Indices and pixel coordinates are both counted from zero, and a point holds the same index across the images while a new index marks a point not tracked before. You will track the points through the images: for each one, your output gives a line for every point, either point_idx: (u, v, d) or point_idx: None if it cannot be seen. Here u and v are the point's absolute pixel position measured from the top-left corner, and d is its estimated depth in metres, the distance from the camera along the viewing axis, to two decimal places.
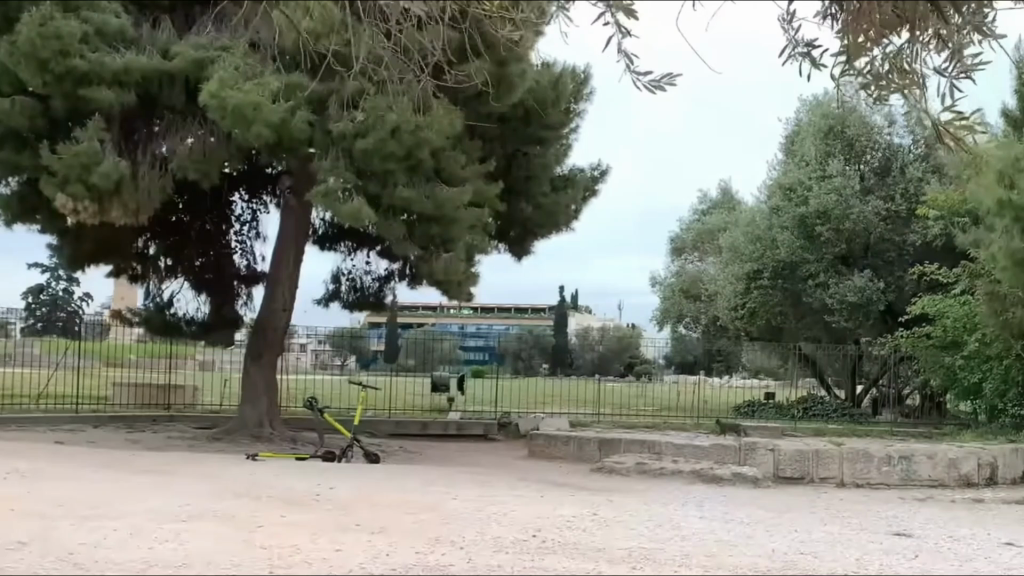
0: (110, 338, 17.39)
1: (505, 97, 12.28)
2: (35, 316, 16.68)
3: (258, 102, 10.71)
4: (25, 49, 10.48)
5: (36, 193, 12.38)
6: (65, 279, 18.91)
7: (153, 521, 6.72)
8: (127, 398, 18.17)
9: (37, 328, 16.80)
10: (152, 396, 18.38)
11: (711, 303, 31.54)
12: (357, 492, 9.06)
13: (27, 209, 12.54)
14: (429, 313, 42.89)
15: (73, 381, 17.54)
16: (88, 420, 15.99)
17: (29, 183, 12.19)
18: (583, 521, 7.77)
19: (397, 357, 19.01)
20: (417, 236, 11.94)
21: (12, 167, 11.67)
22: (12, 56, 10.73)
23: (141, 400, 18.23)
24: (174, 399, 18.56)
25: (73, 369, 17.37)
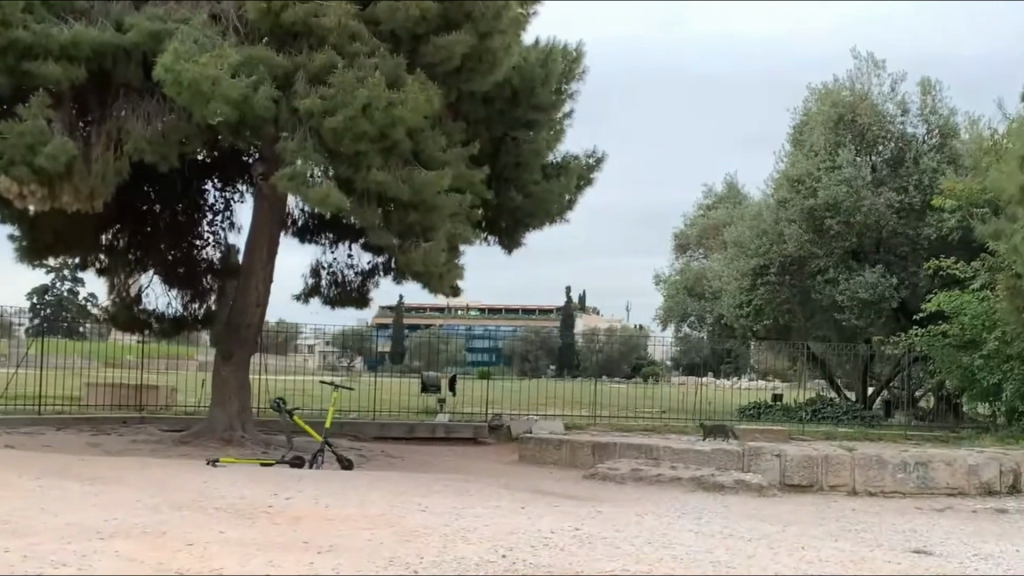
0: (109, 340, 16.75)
1: (488, 76, 11.41)
2: (39, 314, 15.64)
3: (216, 76, 9.87)
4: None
5: None
6: (69, 279, 18.07)
7: (58, 545, 5.91)
8: (99, 399, 17.27)
9: (40, 327, 15.72)
10: (126, 398, 17.37)
11: (716, 300, 30.51)
12: (314, 503, 8.21)
13: None
14: (430, 315, 41.91)
15: (37, 382, 16.72)
16: (52, 421, 15.21)
17: None
18: (562, 538, 6.89)
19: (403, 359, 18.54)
20: (394, 224, 11.00)
21: None
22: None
23: (114, 400, 17.27)
24: (147, 400, 17.53)
25: (35, 369, 16.48)
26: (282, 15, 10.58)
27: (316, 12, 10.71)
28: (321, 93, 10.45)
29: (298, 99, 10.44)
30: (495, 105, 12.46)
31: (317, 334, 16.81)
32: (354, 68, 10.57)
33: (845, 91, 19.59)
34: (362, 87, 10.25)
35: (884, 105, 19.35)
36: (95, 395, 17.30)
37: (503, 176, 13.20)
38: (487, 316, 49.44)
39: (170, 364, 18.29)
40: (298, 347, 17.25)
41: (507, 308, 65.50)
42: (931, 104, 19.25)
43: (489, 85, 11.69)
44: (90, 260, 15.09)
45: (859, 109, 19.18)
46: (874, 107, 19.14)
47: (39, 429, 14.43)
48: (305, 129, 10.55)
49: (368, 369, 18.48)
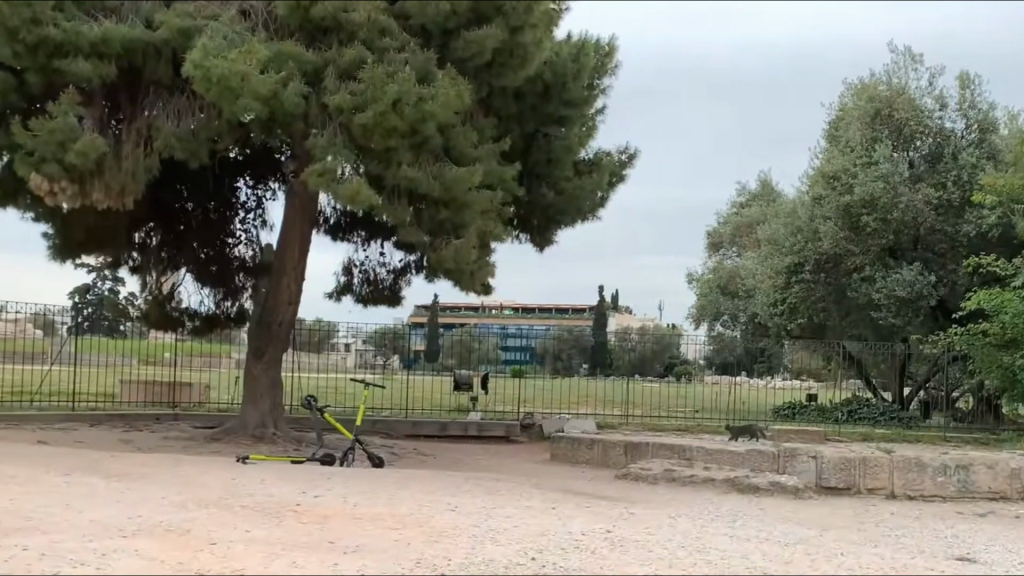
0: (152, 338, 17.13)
1: (519, 70, 11.27)
2: (82, 315, 15.59)
3: (246, 72, 9.79)
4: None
5: (15, 179, 11.75)
6: (110, 278, 18.05)
7: (78, 548, 5.79)
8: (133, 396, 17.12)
9: (83, 327, 15.73)
10: (160, 394, 17.10)
11: (750, 299, 30.20)
12: (342, 502, 8.10)
13: (7, 195, 11.92)
14: (460, 313, 41.77)
15: (72, 380, 16.82)
16: (86, 419, 15.22)
17: (10, 166, 11.58)
18: (594, 540, 6.73)
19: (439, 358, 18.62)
20: (425, 221, 10.88)
21: None
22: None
23: (147, 397, 17.04)
24: (181, 397, 17.29)
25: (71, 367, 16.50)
26: (311, 10, 10.48)
27: (345, 7, 10.60)
28: (350, 89, 10.34)
29: (328, 95, 10.34)
30: (527, 101, 12.33)
31: (352, 333, 16.74)
32: (384, 63, 10.45)
33: (881, 85, 19.29)
34: (392, 82, 10.11)
35: (922, 99, 19.02)
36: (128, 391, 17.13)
37: (535, 173, 13.06)
38: (520, 315, 49.27)
39: (206, 360, 18.39)
40: (337, 345, 17.28)
41: (539, 307, 65.29)
42: (970, 98, 18.90)
43: (520, 80, 11.55)
44: (123, 259, 15.11)
45: (896, 104, 18.85)
46: (912, 102, 18.79)
47: (73, 426, 14.45)
48: (335, 125, 10.45)
49: (404, 368, 18.06)
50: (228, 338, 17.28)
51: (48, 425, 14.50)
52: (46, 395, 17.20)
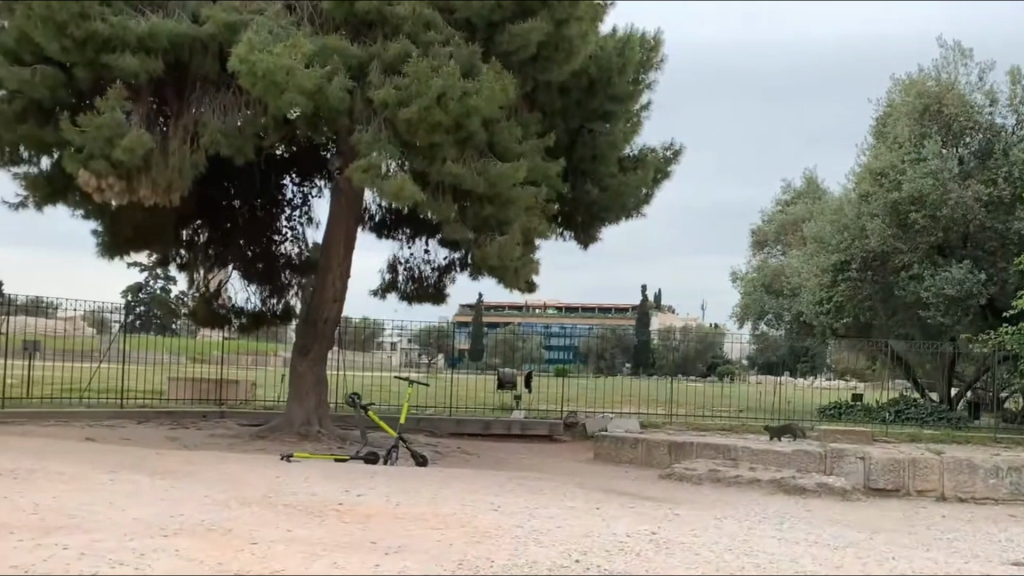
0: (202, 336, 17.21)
1: (564, 65, 11.15)
2: (135, 313, 15.73)
3: (291, 66, 9.75)
4: (41, 13, 9.96)
5: (65, 176, 11.80)
6: (160, 277, 18.11)
7: (118, 548, 5.75)
8: (180, 393, 17.27)
9: (135, 324, 15.85)
10: (207, 391, 17.27)
11: (795, 298, 29.88)
12: (384, 501, 8.03)
13: (57, 193, 11.96)
14: (502, 312, 41.66)
15: (120, 377, 16.94)
16: (134, 415, 15.29)
17: (60, 163, 11.62)
18: (639, 542, 6.63)
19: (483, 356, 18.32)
20: (470, 218, 10.81)
21: (39, 144, 11.08)
22: (29, 20, 10.17)
23: (195, 394, 17.20)
24: (227, 394, 17.47)
25: (120, 364, 16.65)
26: (356, 4, 10.43)
27: (390, 1, 10.55)
28: (395, 83, 10.26)
29: (373, 89, 10.27)
30: (572, 96, 12.22)
31: (399, 332, 16.63)
32: (428, 57, 10.38)
33: (930, 81, 19.01)
34: (436, 77, 10.03)
35: (972, 95, 18.72)
36: (176, 388, 17.29)
37: (580, 169, 12.95)
38: (563, 314, 49.10)
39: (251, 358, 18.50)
40: (382, 344, 17.26)
41: (581, 306, 65.08)
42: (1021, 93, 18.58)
43: (565, 75, 11.44)
44: (170, 256, 15.15)
45: (945, 99, 18.58)
46: (961, 97, 18.51)
47: (121, 423, 14.51)
48: (380, 120, 10.38)
49: (448, 367, 17.95)
50: (274, 336, 17.32)
51: (98, 421, 14.59)
52: (95, 394, 17.28)
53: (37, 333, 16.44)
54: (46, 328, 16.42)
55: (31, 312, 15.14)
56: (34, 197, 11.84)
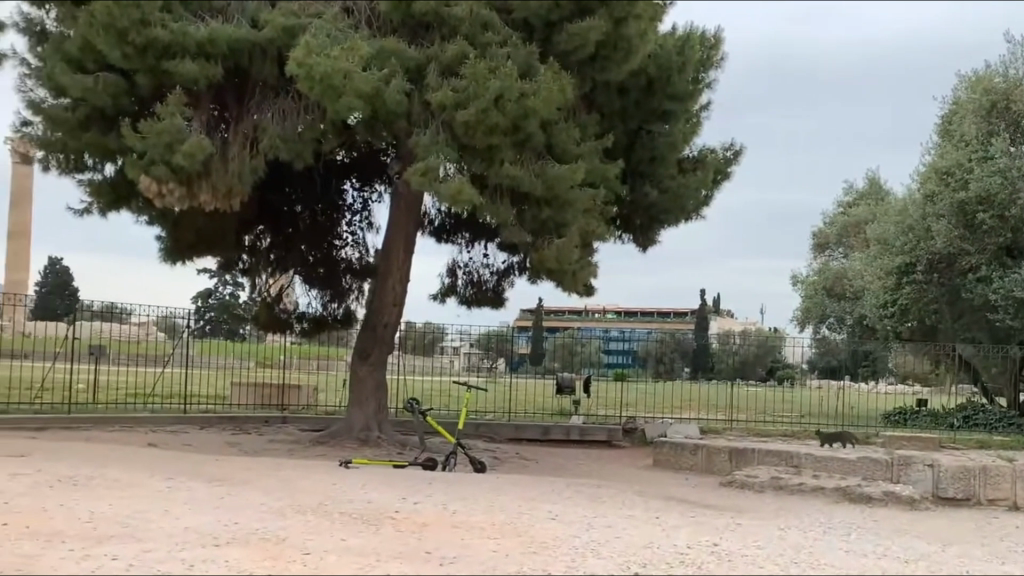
0: (270, 342, 17.18)
1: (624, 64, 10.97)
2: (203, 319, 15.80)
3: (348, 70, 9.67)
4: (103, 20, 9.94)
5: (128, 182, 11.80)
6: (228, 283, 18.15)
7: (168, 560, 5.65)
8: (244, 398, 17.28)
9: (203, 330, 15.91)
10: (270, 396, 17.26)
11: (857, 301, 29.39)
12: (440, 509, 7.90)
13: (120, 199, 11.97)
14: (559, 316, 41.46)
15: (184, 382, 17.00)
16: (198, 421, 15.30)
17: (122, 170, 11.62)
18: (702, 554, 6.44)
19: (543, 361, 18.16)
20: (528, 221, 10.65)
21: (102, 151, 11.08)
22: (91, 27, 10.16)
23: (258, 399, 17.21)
24: (289, 399, 17.43)
25: (184, 369, 16.71)
26: (413, 5, 10.32)
27: (447, 2, 10.43)
28: (453, 84, 10.14)
29: (430, 92, 10.15)
30: (631, 96, 12.03)
31: (461, 336, 16.35)
32: (486, 57, 10.25)
33: (997, 78, 18.56)
34: (494, 77, 9.90)
35: None
36: (240, 394, 17.28)
37: (639, 171, 12.76)
38: (622, 319, 48.76)
39: (313, 363, 18.57)
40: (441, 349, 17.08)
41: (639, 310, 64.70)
42: None
43: (625, 74, 11.27)
44: (234, 261, 15.15)
45: (1013, 95, 18.17)
46: None
47: (183, 428, 14.52)
48: (437, 123, 10.26)
49: (508, 371, 17.75)
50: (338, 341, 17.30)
51: (162, 426, 14.63)
52: (159, 398, 17.28)
53: (107, 338, 16.45)
54: (116, 334, 16.44)
55: (102, 318, 15.16)
56: (98, 203, 11.86)
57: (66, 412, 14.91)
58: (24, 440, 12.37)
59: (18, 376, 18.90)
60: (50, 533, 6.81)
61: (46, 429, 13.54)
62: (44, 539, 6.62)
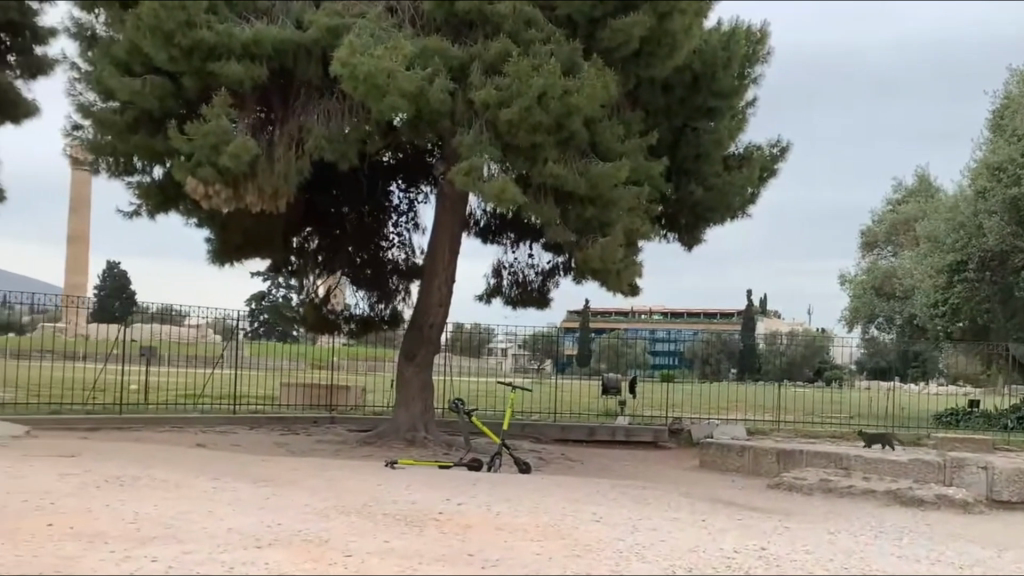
0: (321, 343, 17.12)
1: (669, 60, 10.83)
2: (258, 321, 15.88)
3: (391, 69, 9.60)
4: (149, 23, 9.95)
5: (177, 185, 11.80)
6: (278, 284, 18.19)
7: (210, 563, 5.59)
8: (294, 399, 17.31)
9: (255, 331, 15.96)
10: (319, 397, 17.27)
11: (907, 300, 29.03)
12: (484, 510, 7.81)
13: (168, 201, 11.97)
14: (606, 316, 41.33)
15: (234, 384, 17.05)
16: (247, 421, 15.34)
17: (170, 172, 11.62)
18: (749, 559, 6.29)
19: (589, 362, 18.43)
20: (572, 220, 10.54)
21: (150, 154, 11.08)
22: (138, 30, 10.16)
23: (307, 400, 17.24)
24: (339, 400, 17.26)
25: (235, 370, 16.78)
26: (456, 4, 10.25)
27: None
28: (497, 83, 10.05)
29: (474, 91, 10.07)
30: (676, 93, 11.90)
31: (511, 338, 16.24)
32: (530, 55, 10.13)
33: None
34: (537, 75, 9.80)
35: None
36: (290, 395, 17.30)
37: (684, 169, 12.63)
38: (668, 319, 48.50)
39: (362, 364, 18.56)
40: (490, 352, 16.80)
41: (686, 311, 64.43)
42: None
43: (670, 71, 11.13)
44: (282, 264, 15.14)
45: None
46: None
47: (232, 429, 14.56)
48: (481, 122, 10.16)
49: (555, 373, 17.60)
50: (388, 342, 17.28)
51: (212, 426, 14.68)
52: (210, 399, 17.34)
53: (160, 339, 16.54)
54: (169, 336, 16.53)
55: (157, 320, 15.27)
56: (147, 206, 11.87)
57: (117, 413, 14.99)
58: (75, 440, 12.44)
59: (71, 377, 19.05)
60: (93, 534, 6.78)
61: (98, 429, 13.63)
62: (87, 540, 6.59)
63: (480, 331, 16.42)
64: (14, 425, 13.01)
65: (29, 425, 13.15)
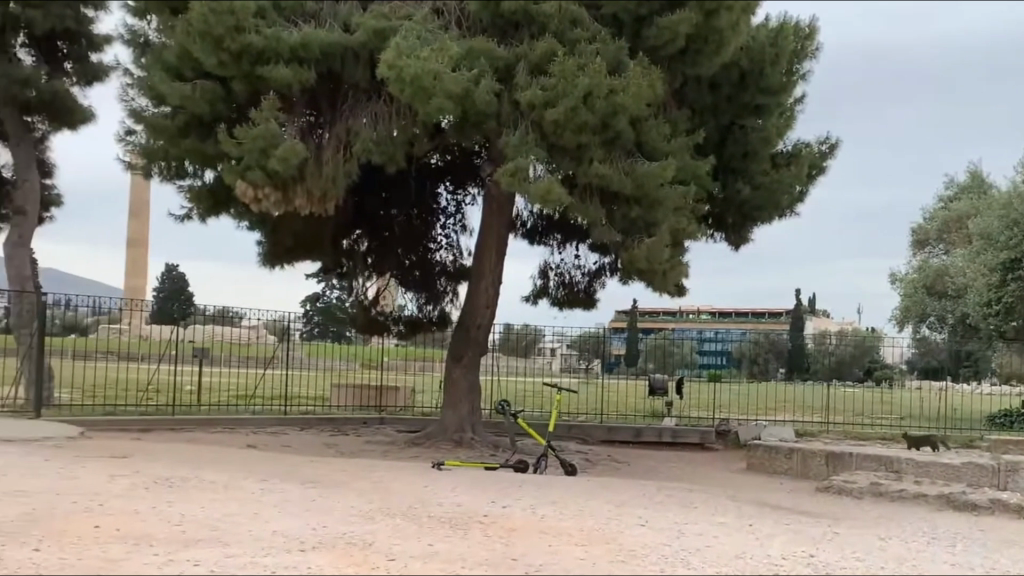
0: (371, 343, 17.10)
1: (715, 57, 10.69)
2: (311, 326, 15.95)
3: (437, 71, 9.55)
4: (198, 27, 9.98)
5: (228, 189, 11.80)
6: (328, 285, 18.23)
7: (252, 567, 5.55)
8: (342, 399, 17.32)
9: (307, 334, 16.01)
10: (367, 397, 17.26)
11: (959, 300, 28.61)
12: (530, 513, 7.73)
13: (219, 205, 11.98)
14: (653, 316, 41.13)
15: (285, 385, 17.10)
16: (297, 422, 15.36)
17: (221, 176, 11.63)
18: (797, 566, 6.16)
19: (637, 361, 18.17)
20: (618, 220, 10.44)
21: (201, 158, 11.10)
22: (189, 36, 10.27)
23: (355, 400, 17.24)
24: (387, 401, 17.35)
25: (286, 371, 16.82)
26: (502, 4, 10.19)
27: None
28: (542, 83, 9.97)
29: (520, 92, 10.00)
30: (723, 91, 11.77)
31: (559, 338, 16.15)
32: (575, 55, 10.04)
33: None
34: (582, 75, 9.71)
35: None
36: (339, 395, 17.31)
37: (731, 167, 12.51)
38: (715, 320, 48.18)
39: (410, 365, 18.55)
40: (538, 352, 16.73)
41: (734, 311, 64.01)
42: None
43: (718, 68, 11.00)
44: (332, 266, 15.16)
45: None
46: None
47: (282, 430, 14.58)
48: (527, 122, 10.09)
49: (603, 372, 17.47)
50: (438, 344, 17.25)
51: (262, 427, 14.72)
52: (261, 400, 17.41)
53: (213, 340, 16.63)
54: (223, 336, 16.59)
55: (213, 320, 15.32)
56: (199, 210, 11.90)
57: (169, 413, 15.07)
58: (127, 441, 12.50)
59: (124, 378, 19.20)
60: (138, 536, 6.77)
61: (150, 429, 13.70)
62: (133, 542, 6.58)
63: (526, 331, 16.32)
64: (68, 425, 13.11)
65: (82, 426, 13.24)
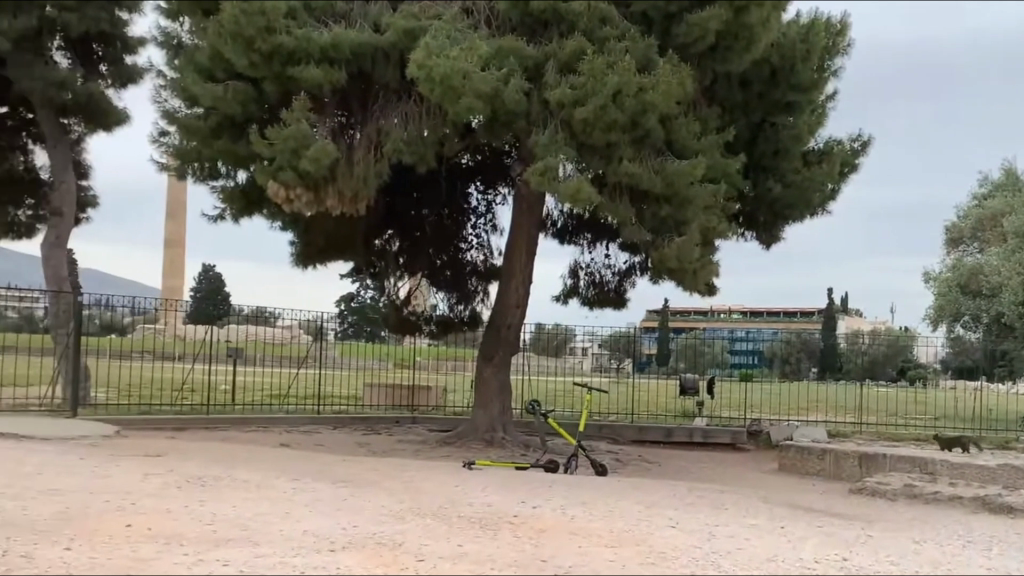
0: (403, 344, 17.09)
1: (745, 54, 10.63)
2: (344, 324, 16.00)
3: (467, 70, 9.54)
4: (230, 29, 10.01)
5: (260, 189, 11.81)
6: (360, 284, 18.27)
7: (281, 568, 5.54)
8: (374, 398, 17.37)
9: (339, 333, 16.05)
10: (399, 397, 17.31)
11: (992, 298, 28.36)
12: (560, 514, 7.71)
13: (252, 205, 12.00)
14: (684, 315, 41.00)
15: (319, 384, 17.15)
16: (329, 421, 15.40)
17: (253, 177, 11.65)
18: (828, 569, 6.11)
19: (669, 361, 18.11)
20: (648, 219, 10.40)
21: (234, 159, 11.13)
22: (221, 36, 10.30)
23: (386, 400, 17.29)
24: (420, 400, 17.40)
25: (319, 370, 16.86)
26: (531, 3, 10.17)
27: None
28: (571, 82, 9.94)
29: (550, 90, 9.97)
30: (754, 88, 11.70)
31: (589, 338, 16.18)
32: (605, 54, 10.00)
33: None
34: (612, 73, 9.68)
35: None
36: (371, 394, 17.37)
37: (761, 165, 12.45)
38: (746, 319, 47.97)
39: (442, 365, 18.57)
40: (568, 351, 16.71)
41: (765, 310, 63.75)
42: None
43: (748, 65, 10.93)
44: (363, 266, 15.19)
45: None
46: None
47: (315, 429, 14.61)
48: (557, 121, 10.06)
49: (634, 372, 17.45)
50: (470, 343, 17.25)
51: (295, 426, 14.75)
52: (295, 399, 17.46)
53: (247, 339, 16.69)
54: (257, 336, 16.66)
55: (248, 320, 15.37)
56: (232, 210, 11.93)
57: (204, 412, 15.14)
58: (161, 440, 12.55)
59: (159, 377, 19.29)
60: (170, 536, 6.79)
61: (184, 429, 13.75)
62: (164, 542, 6.59)
63: (556, 331, 16.23)
64: (103, 425, 13.18)
65: (118, 425, 13.31)
